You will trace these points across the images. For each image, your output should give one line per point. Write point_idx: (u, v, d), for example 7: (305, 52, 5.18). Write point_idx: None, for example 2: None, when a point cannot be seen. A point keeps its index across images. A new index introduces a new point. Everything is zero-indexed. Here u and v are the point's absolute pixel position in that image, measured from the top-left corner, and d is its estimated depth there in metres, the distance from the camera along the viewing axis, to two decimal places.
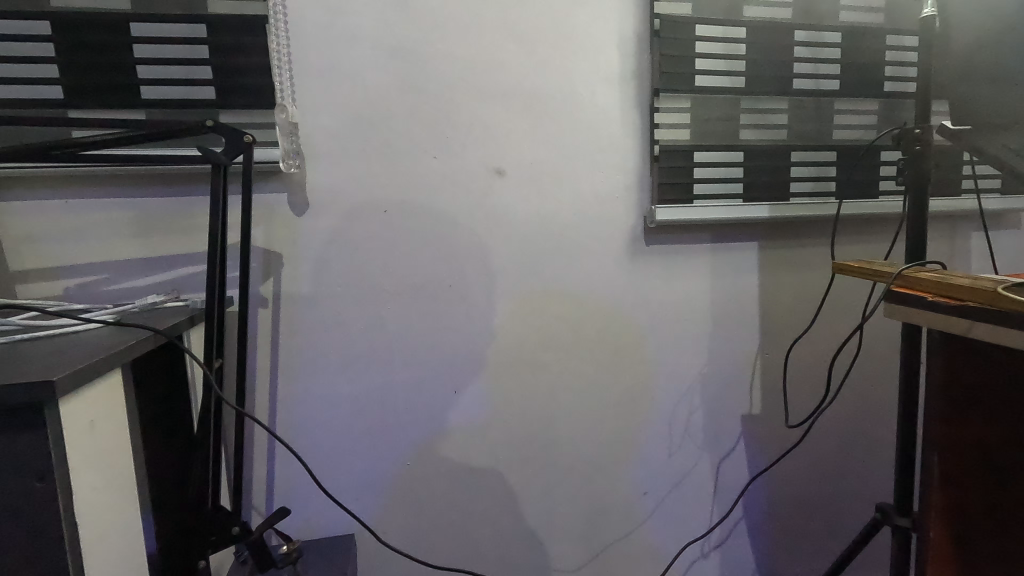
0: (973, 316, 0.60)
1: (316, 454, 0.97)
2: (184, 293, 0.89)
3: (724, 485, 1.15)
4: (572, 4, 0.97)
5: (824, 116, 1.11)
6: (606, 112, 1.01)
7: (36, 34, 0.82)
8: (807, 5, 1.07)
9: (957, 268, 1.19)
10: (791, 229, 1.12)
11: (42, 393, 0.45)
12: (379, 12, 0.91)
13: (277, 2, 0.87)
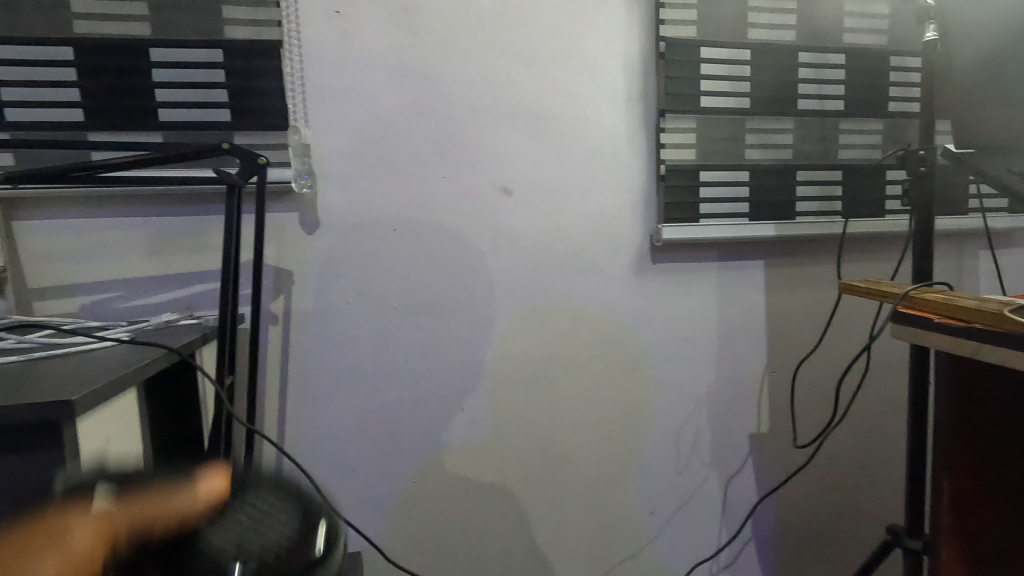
0: (982, 340, 0.60)
1: (324, 471, 0.97)
2: (197, 310, 0.91)
3: (732, 504, 1.14)
4: (579, 28, 0.99)
5: (829, 136, 1.12)
6: (612, 132, 1.02)
7: (59, 60, 0.85)
8: (811, 27, 1.08)
9: (966, 287, 1.19)
10: (797, 248, 1.13)
11: (62, 414, 0.46)
12: (391, 36, 0.93)
13: (291, 27, 0.90)
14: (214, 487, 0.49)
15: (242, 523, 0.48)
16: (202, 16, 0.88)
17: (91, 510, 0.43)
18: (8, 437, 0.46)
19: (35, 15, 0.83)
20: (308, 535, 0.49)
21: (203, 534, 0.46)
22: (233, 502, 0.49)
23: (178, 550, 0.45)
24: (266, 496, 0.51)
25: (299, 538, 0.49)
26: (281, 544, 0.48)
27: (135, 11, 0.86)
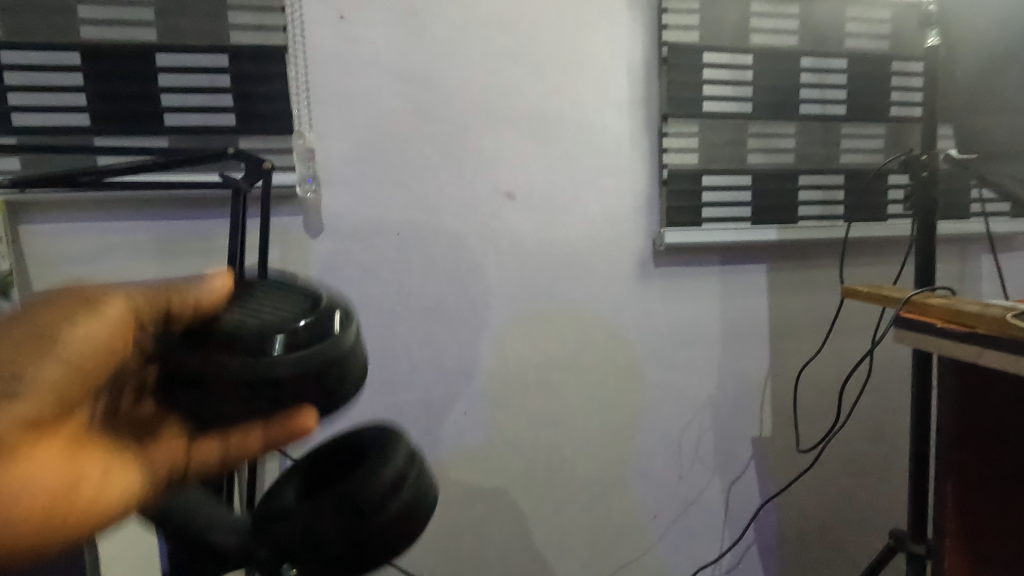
0: (986, 345, 0.61)
1: None
2: None
3: (735, 508, 1.14)
4: (582, 33, 1.00)
5: (831, 140, 1.12)
6: (615, 137, 1.02)
7: (66, 65, 0.85)
8: (813, 31, 1.09)
9: (968, 292, 1.19)
10: (800, 252, 1.13)
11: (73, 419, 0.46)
12: (395, 41, 0.94)
13: (297, 33, 0.91)
14: (221, 284, 0.52)
15: (249, 307, 0.50)
16: (209, 21, 0.89)
17: (110, 305, 0.49)
18: None
19: (43, 20, 0.84)
20: (317, 321, 0.48)
21: (211, 318, 0.49)
22: (236, 296, 0.52)
23: (196, 327, 0.48)
24: (269, 289, 0.54)
25: (306, 318, 0.48)
26: (290, 319, 0.48)
27: (142, 16, 0.87)
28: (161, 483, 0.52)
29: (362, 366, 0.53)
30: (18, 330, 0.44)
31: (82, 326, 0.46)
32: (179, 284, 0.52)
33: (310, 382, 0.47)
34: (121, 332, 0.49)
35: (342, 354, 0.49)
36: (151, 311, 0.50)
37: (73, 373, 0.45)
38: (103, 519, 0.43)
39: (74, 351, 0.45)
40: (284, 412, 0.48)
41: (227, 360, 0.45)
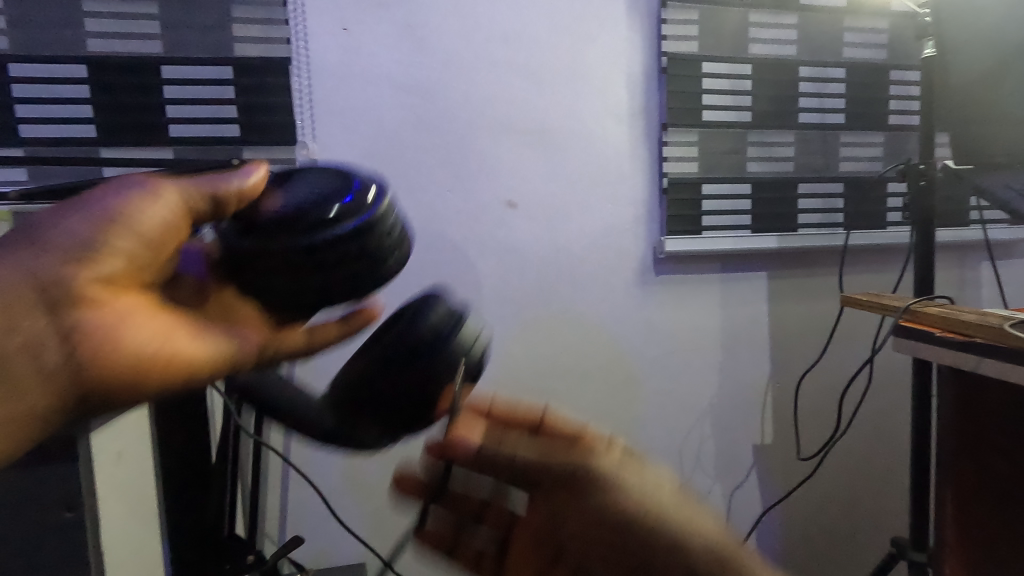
0: (984, 354, 0.61)
1: (329, 483, 0.98)
2: None
3: (737, 516, 1.14)
4: (583, 44, 1.01)
5: (831, 149, 1.13)
6: (615, 146, 1.03)
7: (73, 77, 0.87)
8: (812, 41, 1.10)
9: (968, 299, 1.20)
10: (800, 260, 1.13)
11: (77, 428, 0.46)
12: (397, 52, 0.95)
13: (300, 44, 0.92)
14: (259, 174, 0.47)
15: (291, 188, 0.47)
16: (214, 35, 0.90)
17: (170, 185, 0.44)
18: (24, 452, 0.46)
19: (50, 34, 0.85)
20: (354, 198, 0.46)
21: (252, 209, 0.45)
22: (279, 185, 0.48)
23: (241, 217, 0.45)
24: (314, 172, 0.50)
25: (346, 193, 0.46)
26: (328, 195, 0.46)
27: (148, 29, 0.88)
28: (267, 352, 0.48)
29: (407, 247, 0.50)
30: (90, 206, 0.41)
31: (148, 205, 0.42)
32: (227, 176, 0.46)
33: (354, 259, 0.44)
34: (176, 215, 0.43)
35: (381, 230, 0.46)
36: (206, 196, 0.44)
37: (146, 246, 0.42)
38: (197, 369, 0.43)
39: (141, 232, 0.42)
40: (336, 293, 0.45)
41: (276, 236, 0.43)
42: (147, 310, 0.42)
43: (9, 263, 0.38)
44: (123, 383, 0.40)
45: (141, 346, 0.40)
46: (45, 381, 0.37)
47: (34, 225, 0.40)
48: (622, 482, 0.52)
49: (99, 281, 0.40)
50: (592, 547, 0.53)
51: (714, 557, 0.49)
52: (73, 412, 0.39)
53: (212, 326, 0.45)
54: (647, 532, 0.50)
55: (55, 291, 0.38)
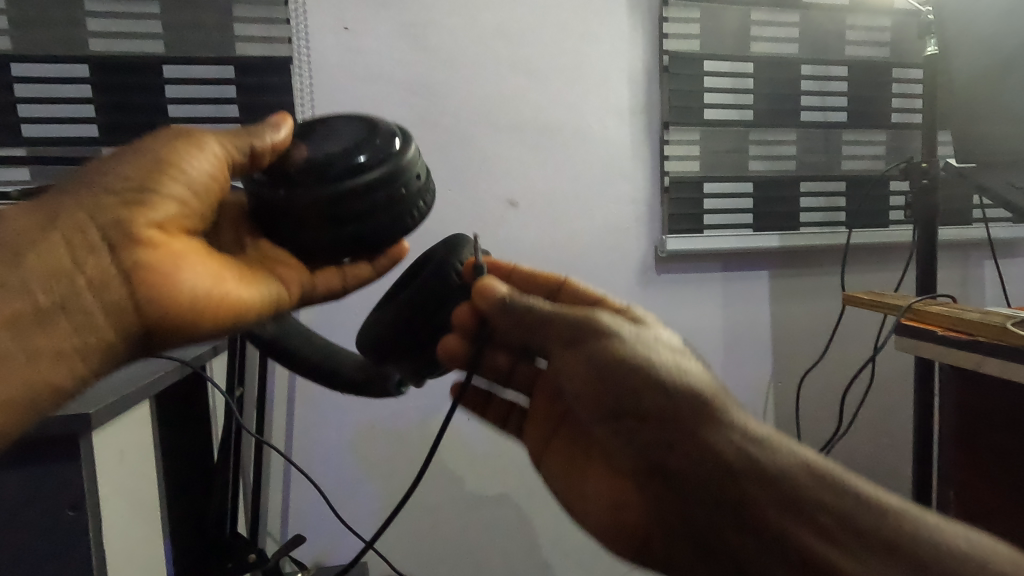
0: (986, 353, 0.61)
1: (330, 482, 0.98)
2: None
3: None
4: (584, 42, 1.01)
5: (833, 147, 1.13)
6: (617, 145, 1.03)
7: (75, 77, 0.87)
8: (814, 39, 1.10)
9: (971, 298, 1.19)
10: (802, 259, 1.13)
11: (79, 426, 0.46)
12: (398, 51, 0.95)
13: (301, 43, 0.92)
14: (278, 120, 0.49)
15: (319, 137, 0.48)
16: (216, 34, 0.90)
17: (211, 136, 0.46)
18: (26, 450, 0.46)
19: (53, 33, 0.85)
20: (380, 144, 0.46)
21: (284, 159, 0.47)
22: (306, 134, 0.49)
23: (274, 167, 0.47)
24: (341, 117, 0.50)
25: (374, 138, 0.47)
26: (355, 142, 0.46)
27: (150, 29, 0.88)
28: (297, 294, 0.54)
29: (433, 194, 0.51)
30: (139, 154, 0.44)
31: (192, 156, 0.45)
32: (257, 126, 0.48)
33: (384, 208, 0.46)
34: (219, 167, 0.46)
35: (408, 178, 0.47)
36: (243, 147, 0.46)
37: (190, 195, 0.45)
38: (239, 310, 0.49)
39: (189, 183, 0.45)
40: (366, 242, 0.47)
41: (308, 185, 0.44)
42: (197, 254, 0.46)
43: (74, 207, 0.41)
44: (177, 321, 0.44)
45: (195, 288, 0.45)
46: (115, 316, 0.41)
47: (91, 170, 0.43)
48: (643, 344, 0.47)
49: (155, 227, 0.43)
50: (599, 410, 0.47)
51: (743, 432, 0.42)
52: (138, 342, 0.43)
53: (248, 273, 0.50)
54: (677, 388, 0.44)
55: (118, 234, 0.41)
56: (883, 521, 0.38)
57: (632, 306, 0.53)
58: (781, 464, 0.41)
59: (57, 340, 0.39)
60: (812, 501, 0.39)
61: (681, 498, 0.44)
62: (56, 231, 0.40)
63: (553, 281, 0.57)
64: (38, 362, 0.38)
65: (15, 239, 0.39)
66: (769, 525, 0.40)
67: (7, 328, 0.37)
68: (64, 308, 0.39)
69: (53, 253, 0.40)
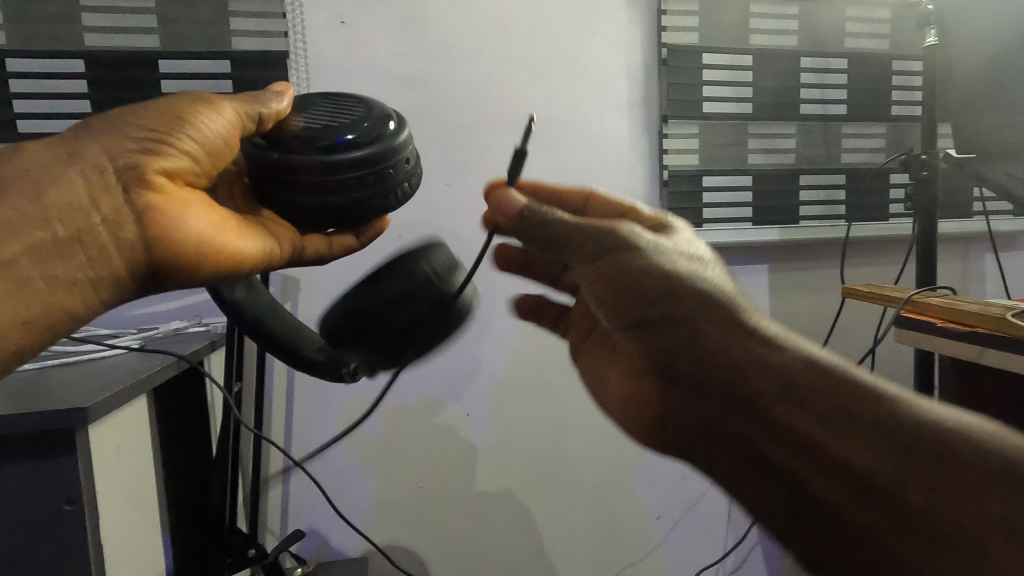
0: (985, 344, 0.61)
1: (329, 477, 0.98)
2: (207, 317, 0.90)
3: (738, 510, 1.14)
4: (582, 34, 1.00)
5: (832, 140, 1.12)
6: (616, 138, 1.03)
7: (71, 72, 0.86)
8: (813, 32, 1.09)
9: (972, 291, 1.19)
10: (803, 253, 1.13)
11: (75, 421, 0.46)
12: (395, 45, 0.94)
13: (297, 38, 0.91)
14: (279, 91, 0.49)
15: (316, 111, 0.49)
16: (211, 29, 0.90)
17: (227, 101, 0.46)
18: (23, 445, 0.46)
19: (49, 29, 0.85)
20: (373, 123, 0.47)
21: (281, 129, 0.47)
22: (305, 107, 0.50)
23: (271, 135, 0.47)
24: (336, 97, 0.51)
25: (364, 121, 0.47)
26: (350, 119, 0.47)
27: (145, 24, 0.88)
28: (295, 254, 0.53)
29: (417, 178, 0.52)
30: (157, 106, 0.44)
31: (209, 118, 0.45)
32: (262, 94, 0.48)
33: (373, 183, 0.47)
34: (232, 131, 0.46)
35: (396, 160, 0.47)
36: (252, 117, 0.47)
37: (203, 152, 0.45)
38: (240, 261, 0.48)
39: (203, 140, 0.45)
40: (353, 214, 0.47)
41: (302, 158, 0.45)
42: (205, 203, 0.46)
43: (94, 146, 0.41)
44: (181, 263, 0.45)
45: (199, 234, 0.45)
46: (126, 253, 0.42)
47: (110, 116, 0.43)
48: (663, 252, 0.44)
49: (166, 174, 0.43)
50: (619, 318, 0.44)
51: (763, 338, 0.41)
52: (144, 280, 0.44)
53: (252, 227, 0.50)
54: (697, 295, 0.42)
55: (132, 177, 0.42)
56: (895, 414, 0.38)
57: (670, 219, 0.52)
58: (801, 368, 0.40)
59: (73, 270, 0.40)
60: (829, 400, 0.38)
61: (697, 404, 0.42)
62: (75, 168, 0.40)
63: (581, 196, 0.57)
64: (54, 289, 0.39)
65: (34, 171, 0.39)
66: (789, 429, 0.39)
67: (28, 255, 0.38)
68: (80, 240, 0.40)
69: (70, 188, 0.40)
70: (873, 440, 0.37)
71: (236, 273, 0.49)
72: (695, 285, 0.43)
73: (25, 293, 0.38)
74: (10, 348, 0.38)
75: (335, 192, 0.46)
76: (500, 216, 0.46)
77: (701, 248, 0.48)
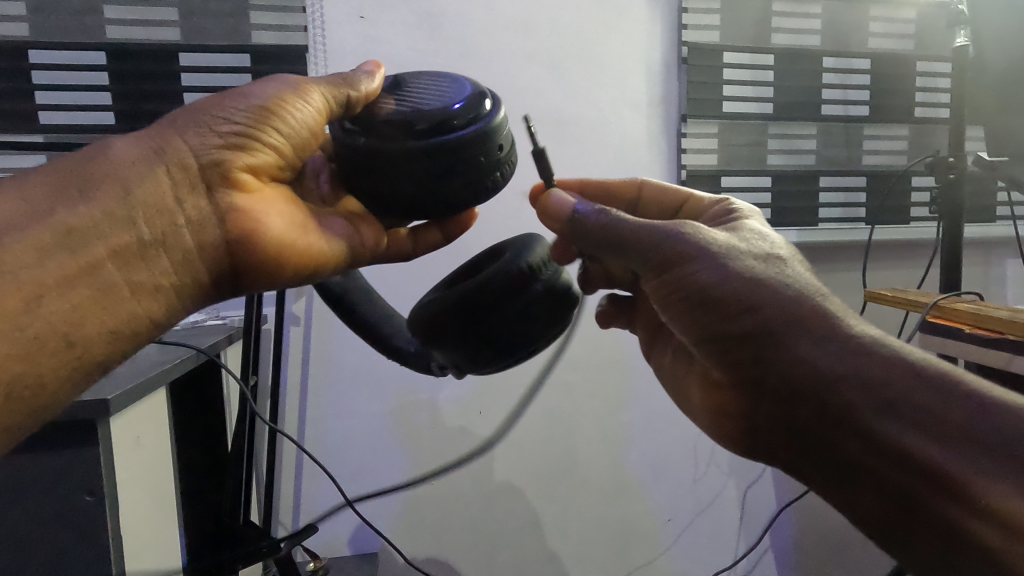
0: (1015, 352, 0.59)
1: (342, 472, 0.98)
2: (225, 310, 0.91)
3: (751, 514, 1.13)
4: (602, 31, 0.99)
5: (853, 142, 1.11)
6: (634, 137, 1.01)
7: (93, 64, 0.87)
8: (836, 32, 1.08)
9: (994, 298, 1.17)
10: (824, 256, 1.11)
11: (98, 412, 0.46)
12: (414, 40, 0.94)
13: (317, 32, 0.91)
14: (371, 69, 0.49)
15: (406, 93, 0.46)
16: (231, 22, 0.90)
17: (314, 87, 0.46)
18: (46, 434, 0.46)
19: (71, 20, 0.85)
20: (468, 104, 0.44)
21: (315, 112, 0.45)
22: (396, 86, 0.48)
23: (361, 116, 0.45)
24: (427, 74, 0.48)
25: (457, 101, 0.44)
26: (445, 99, 0.44)
27: (165, 17, 0.88)
28: (375, 250, 0.54)
29: (515, 164, 0.47)
30: (244, 96, 0.44)
31: (296, 107, 0.45)
32: (353, 75, 0.48)
33: (461, 174, 0.43)
34: (319, 118, 0.46)
35: (489, 148, 0.43)
36: (340, 99, 0.46)
37: (286, 146, 0.46)
38: (318, 261, 0.49)
39: (288, 132, 0.46)
40: (435, 202, 0.44)
41: (389, 142, 0.42)
42: (287, 202, 0.47)
43: (181, 143, 0.43)
44: (262, 264, 0.45)
45: (281, 235, 0.46)
46: (209, 255, 0.43)
47: (197, 107, 0.44)
48: (736, 254, 0.43)
49: (250, 171, 0.44)
50: (694, 331, 0.45)
51: (857, 345, 0.40)
52: (225, 280, 0.45)
53: (334, 225, 0.51)
54: (778, 300, 0.41)
55: (217, 175, 0.43)
56: (1006, 423, 0.36)
57: (731, 202, 0.53)
58: (897, 375, 0.38)
59: (157, 275, 0.40)
60: (926, 407, 0.37)
61: (783, 413, 0.43)
62: (161, 165, 0.41)
63: (631, 190, 0.60)
64: (140, 297, 0.40)
65: (122, 170, 0.40)
66: (891, 443, 0.38)
67: (113, 259, 0.38)
68: (165, 243, 0.41)
69: (157, 187, 0.41)
70: (978, 455, 0.36)
71: (316, 272, 0.50)
72: (779, 291, 0.41)
73: (111, 300, 0.38)
74: (96, 358, 0.38)
75: (421, 179, 0.43)
76: (548, 221, 0.47)
77: (774, 243, 0.46)
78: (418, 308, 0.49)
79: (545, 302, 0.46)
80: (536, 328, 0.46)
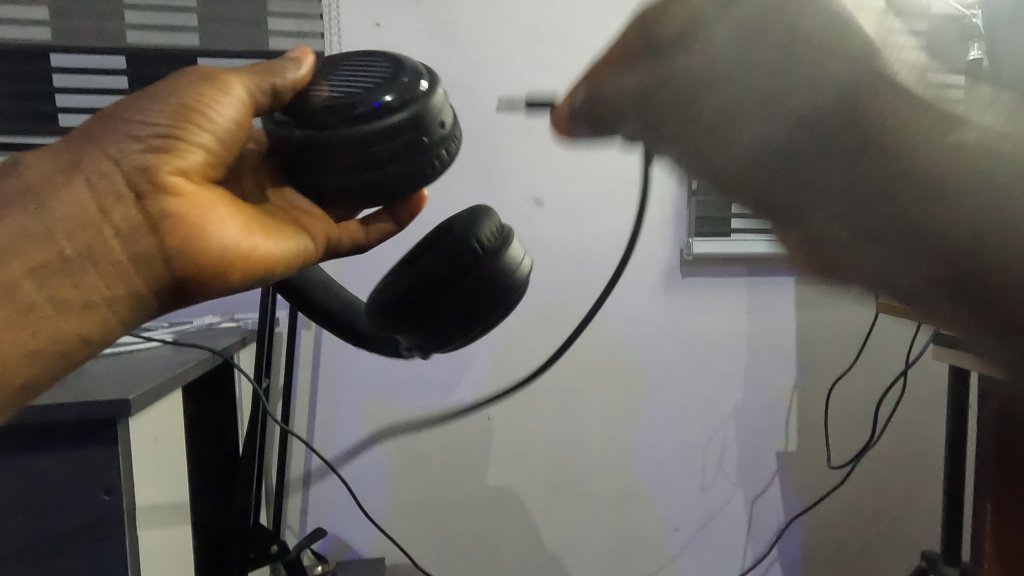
0: None
1: (349, 474, 0.98)
2: (240, 312, 0.91)
3: (758, 524, 1.13)
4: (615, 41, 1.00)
5: None
6: None
7: (113, 68, 0.88)
8: None
9: None
10: None
11: (116, 412, 0.46)
12: (429, 48, 0.95)
13: (333, 39, 0.92)
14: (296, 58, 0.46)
15: (341, 76, 0.45)
16: (248, 28, 0.91)
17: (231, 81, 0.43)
18: (68, 433, 0.47)
19: (93, 25, 0.87)
20: (408, 83, 0.44)
21: (302, 100, 0.44)
22: (326, 69, 0.46)
23: (294, 108, 0.44)
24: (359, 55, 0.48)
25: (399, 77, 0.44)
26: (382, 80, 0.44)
27: (184, 22, 0.89)
28: (330, 245, 0.53)
29: (460, 139, 0.47)
30: (160, 97, 0.42)
31: (211, 97, 0.42)
32: (277, 66, 0.45)
33: (406, 154, 0.43)
34: (244, 112, 0.44)
35: (430, 125, 0.43)
36: (264, 91, 0.44)
37: (216, 146, 0.43)
38: (270, 263, 0.46)
39: (214, 129, 0.43)
40: (388, 189, 0.44)
41: (333, 129, 0.42)
42: (225, 203, 0.44)
43: (99, 152, 0.40)
44: (206, 271, 0.43)
45: (225, 239, 0.43)
46: (145, 266, 0.40)
47: (109, 113, 0.41)
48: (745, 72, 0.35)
49: (182, 173, 0.42)
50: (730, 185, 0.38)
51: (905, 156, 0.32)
52: (171, 291, 0.42)
53: (284, 222, 0.48)
54: (797, 131, 0.34)
55: (143, 181, 0.40)
56: None
57: None
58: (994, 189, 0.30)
59: (86, 292, 0.39)
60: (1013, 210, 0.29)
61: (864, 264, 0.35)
62: (79, 176, 0.39)
63: None
64: (67, 313, 0.39)
65: (35, 185, 0.39)
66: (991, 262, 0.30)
67: (32, 277, 0.38)
68: (91, 258, 0.39)
69: (77, 201, 0.39)
70: None
71: (270, 275, 0.47)
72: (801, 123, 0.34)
73: (31, 319, 0.38)
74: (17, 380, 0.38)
75: (370, 162, 0.42)
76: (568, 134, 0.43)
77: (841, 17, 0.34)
78: (373, 296, 0.49)
79: (484, 283, 0.46)
80: (490, 303, 0.46)
